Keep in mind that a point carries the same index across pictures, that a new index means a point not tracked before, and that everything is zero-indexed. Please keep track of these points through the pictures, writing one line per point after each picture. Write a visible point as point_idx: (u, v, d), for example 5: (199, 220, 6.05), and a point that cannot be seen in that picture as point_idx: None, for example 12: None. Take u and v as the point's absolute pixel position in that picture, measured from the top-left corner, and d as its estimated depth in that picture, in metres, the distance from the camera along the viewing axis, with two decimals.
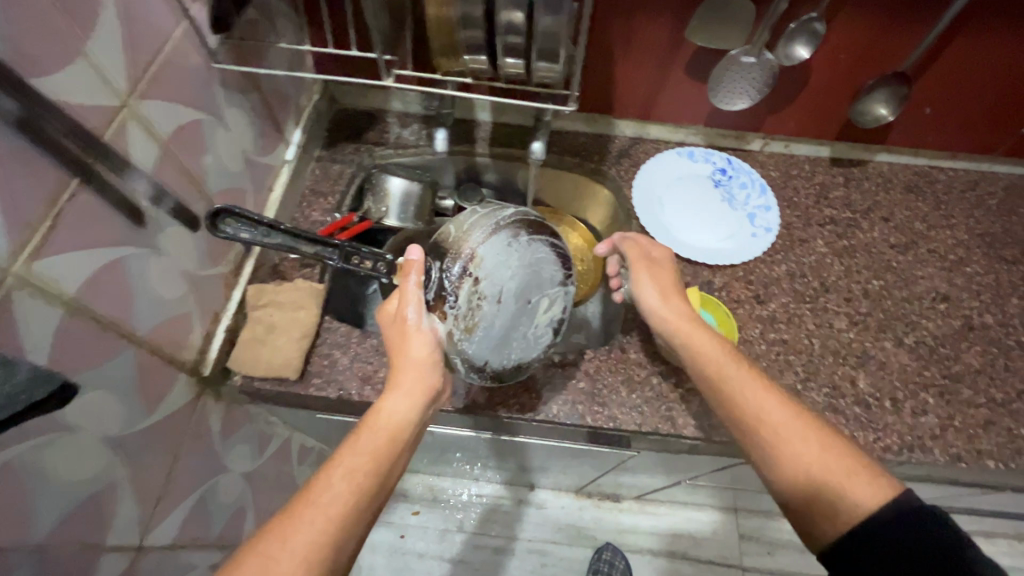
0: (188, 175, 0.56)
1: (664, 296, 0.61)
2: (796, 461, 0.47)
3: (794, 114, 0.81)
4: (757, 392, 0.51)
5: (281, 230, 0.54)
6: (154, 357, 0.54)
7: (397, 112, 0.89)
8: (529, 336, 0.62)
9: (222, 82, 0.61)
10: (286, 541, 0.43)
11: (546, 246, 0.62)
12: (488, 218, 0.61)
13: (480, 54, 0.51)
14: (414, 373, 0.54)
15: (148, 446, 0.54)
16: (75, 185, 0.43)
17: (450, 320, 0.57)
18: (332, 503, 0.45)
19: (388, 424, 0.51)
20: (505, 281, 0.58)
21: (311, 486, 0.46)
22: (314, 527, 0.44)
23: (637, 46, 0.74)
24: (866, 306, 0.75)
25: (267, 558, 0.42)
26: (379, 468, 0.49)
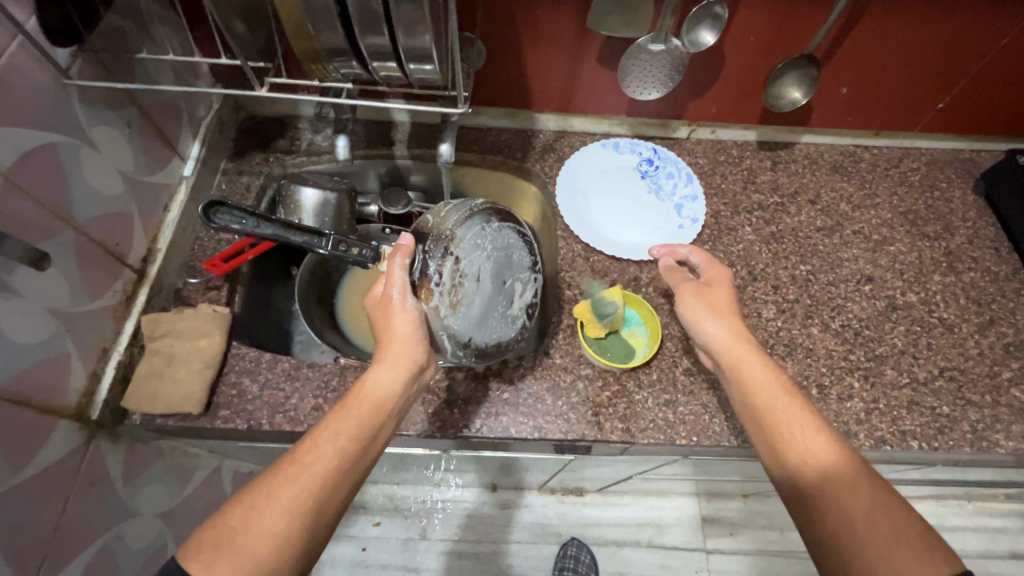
0: (40, 205, 0.51)
1: (718, 317, 0.58)
2: (802, 453, 0.48)
3: (715, 99, 0.79)
4: (791, 400, 0.51)
5: (270, 219, 0.55)
6: (15, 409, 0.49)
7: (309, 117, 0.84)
8: (506, 316, 0.63)
9: (82, 99, 0.56)
10: (268, 498, 0.42)
11: (515, 233, 0.65)
12: (465, 204, 0.63)
13: (347, 58, 0.47)
14: (400, 345, 0.52)
15: (19, 504, 0.50)
16: None
17: (436, 297, 0.57)
18: (317, 463, 0.44)
19: (375, 394, 0.50)
20: (483, 260, 0.61)
21: (297, 449, 0.45)
22: (298, 483, 0.43)
23: (545, 38, 0.71)
24: (793, 292, 0.74)
25: (250, 512, 0.41)
26: (365, 434, 0.47)
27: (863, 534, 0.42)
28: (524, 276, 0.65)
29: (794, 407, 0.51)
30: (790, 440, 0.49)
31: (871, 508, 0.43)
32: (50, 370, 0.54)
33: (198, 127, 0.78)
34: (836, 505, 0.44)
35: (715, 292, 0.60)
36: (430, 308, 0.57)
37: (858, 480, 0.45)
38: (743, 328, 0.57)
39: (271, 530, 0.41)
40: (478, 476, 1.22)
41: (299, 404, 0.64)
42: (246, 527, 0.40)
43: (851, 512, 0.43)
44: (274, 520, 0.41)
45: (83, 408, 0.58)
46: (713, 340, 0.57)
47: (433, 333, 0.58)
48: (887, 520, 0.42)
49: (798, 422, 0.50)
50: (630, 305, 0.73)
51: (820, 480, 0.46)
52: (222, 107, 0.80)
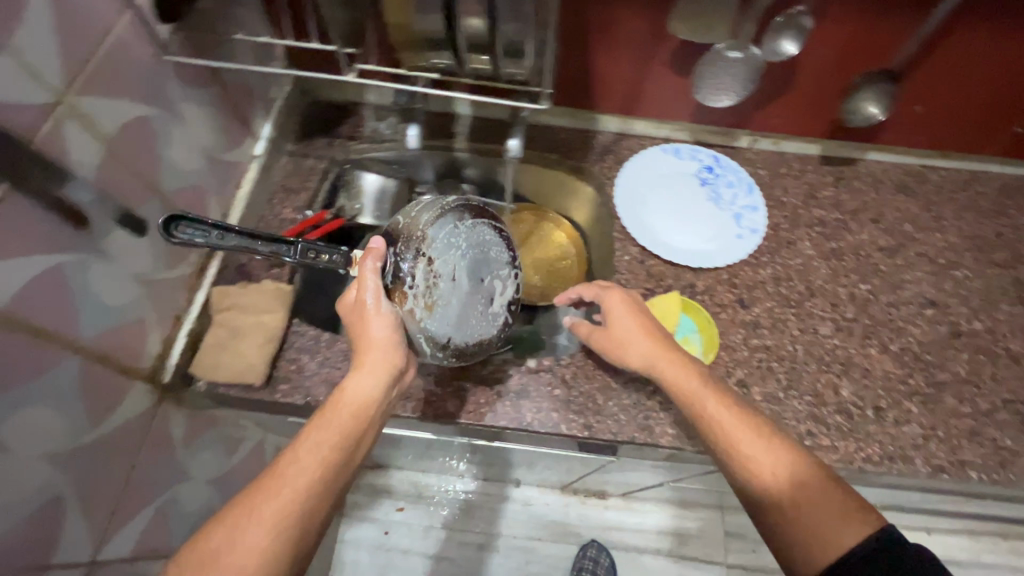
0: (136, 174, 0.54)
1: (629, 342, 0.59)
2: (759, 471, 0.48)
3: (783, 111, 0.78)
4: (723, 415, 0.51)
5: (235, 229, 0.48)
6: (101, 367, 0.52)
7: (372, 105, 0.85)
8: (486, 315, 0.60)
9: (176, 75, 0.58)
10: (250, 514, 0.42)
11: (491, 229, 0.61)
12: (436, 201, 0.59)
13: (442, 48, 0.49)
14: (380, 348, 0.51)
15: (98, 457, 0.52)
16: (5, 190, 0.40)
17: (410, 300, 0.55)
18: (299, 477, 0.44)
19: (353, 402, 0.49)
20: (458, 259, 0.57)
21: (278, 462, 0.45)
22: (281, 497, 0.43)
23: (619, 40, 0.70)
24: (852, 311, 0.73)
25: (232, 529, 0.42)
26: (345, 442, 0.48)
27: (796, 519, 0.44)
28: (504, 273, 0.61)
29: (721, 407, 0.52)
30: (727, 441, 0.50)
31: (798, 491, 0.46)
32: (132, 332, 0.56)
33: (270, 109, 0.80)
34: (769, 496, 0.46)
35: (618, 321, 0.60)
36: (406, 312, 0.54)
37: (783, 464, 0.47)
38: (656, 340, 0.58)
39: (256, 546, 0.41)
40: (505, 471, 1.23)
41: None
42: (230, 546, 0.41)
43: (784, 499, 0.46)
44: (259, 534, 0.42)
45: (156, 371, 0.61)
46: (635, 362, 0.59)
47: (410, 335, 0.57)
48: (818, 495, 0.45)
49: (728, 421, 0.51)
50: (687, 312, 0.72)
51: (751, 475, 0.48)
52: (292, 91, 0.83)
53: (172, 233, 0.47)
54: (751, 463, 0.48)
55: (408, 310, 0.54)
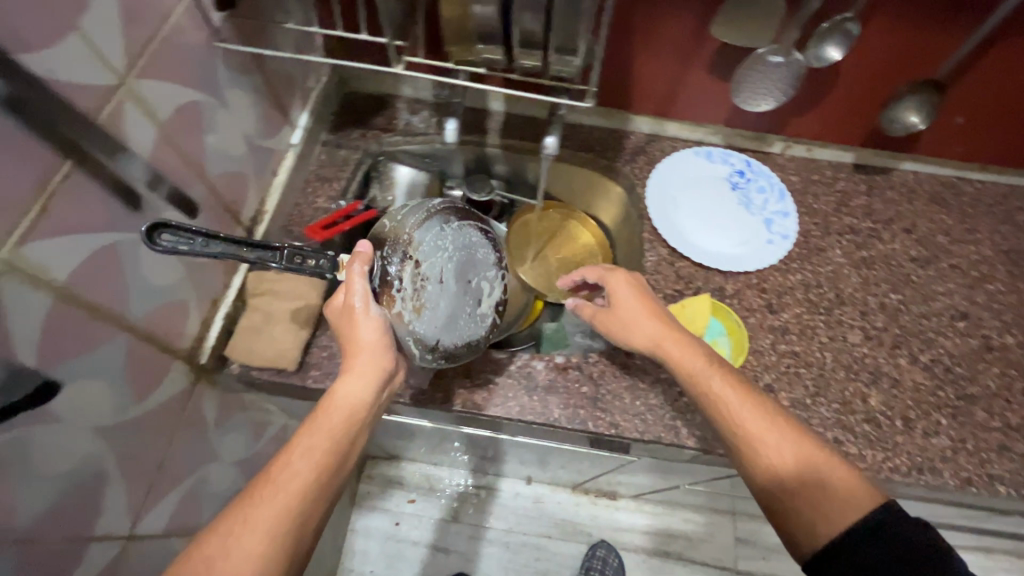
0: (185, 158, 0.55)
1: (635, 322, 0.61)
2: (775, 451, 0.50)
3: (820, 117, 0.78)
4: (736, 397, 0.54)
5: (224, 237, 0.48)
6: (146, 345, 0.53)
7: (406, 98, 0.86)
8: (473, 316, 0.62)
9: (225, 61, 0.59)
10: (245, 521, 0.42)
11: (476, 232, 0.63)
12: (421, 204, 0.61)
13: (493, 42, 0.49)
14: (370, 349, 0.52)
15: (137, 433, 0.53)
16: (67, 167, 0.41)
17: (399, 303, 0.55)
18: (292, 481, 0.45)
19: (343, 406, 0.50)
20: (444, 261, 0.59)
21: (270, 468, 0.46)
22: (275, 503, 0.44)
23: (659, 41, 0.71)
24: (882, 320, 0.72)
25: (227, 538, 0.42)
26: (338, 447, 0.48)
27: (801, 493, 0.48)
28: (491, 275, 0.64)
29: (726, 388, 0.54)
30: (734, 421, 0.53)
31: (803, 468, 0.49)
32: (175, 313, 0.57)
33: (308, 98, 0.81)
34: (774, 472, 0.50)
35: (629, 304, 0.62)
36: (394, 314, 0.55)
37: (791, 444, 0.50)
38: (660, 320, 0.60)
39: (252, 552, 0.41)
40: (518, 467, 1.24)
41: None
42: (225, 554, 0.41)
43: (788, 475, 0.49)
44: (256, 541, 0.42)
45: (194, 352, 0.62)
46: (641, 342, 0.60)
47: (399, 338, 0.57)
48: (822, 474, 0.48)
49: (735, 401, 0.53)
50: (717, 316, 0.72)
51: (756, 451, 0.51)
52: (329, 81, 0.84)
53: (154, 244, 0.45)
54: (759, 442, 0.51)
55: (396, 312, 0.55)
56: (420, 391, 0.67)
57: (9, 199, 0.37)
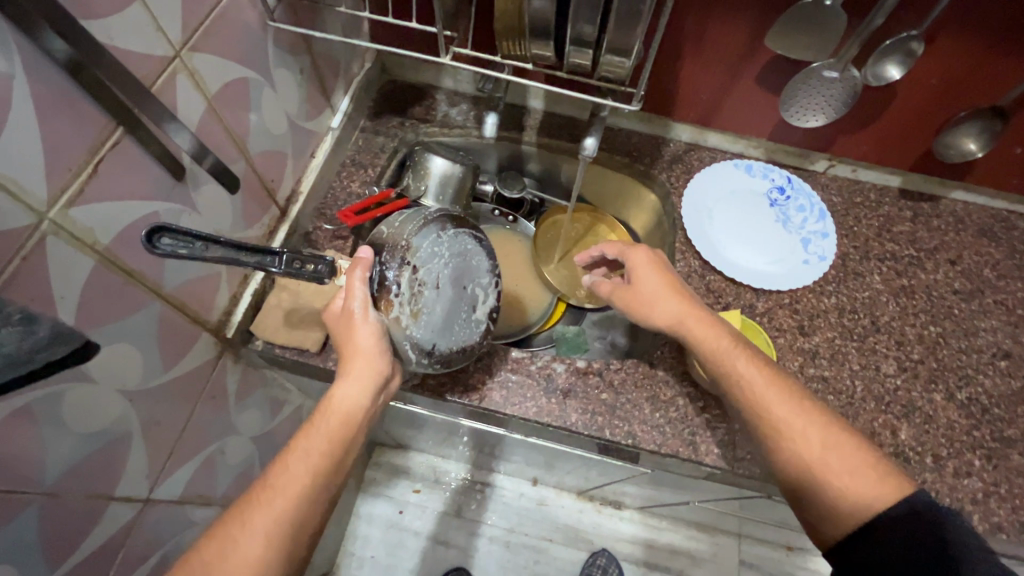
0: (230, 133, 0.55)
1: (657, 302, 0.61)
2: (803, 440, 0.52)
3: (868, 138, 0.76)
4: (764, 383, 0.55)
5: (223, 241, 0.48)
6: (177, 315, 0.54)
7: (446, 90, 0.86)
8: (470, 322, 0.61)
9: (275, 41, 0.60)
10: (244, 527, 0.45)
11: (474, 239, 0.62)
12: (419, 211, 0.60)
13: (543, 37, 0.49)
14: (369, 353, 0.53)
15: (163, 401, 0.54)
16: (119, 133, 0.42)
17: (395, 308, 0.54)
18: (290, 486, 0.47)
19: (342, 411, 0.51)
20: (440, 268, 0.58)
21: (269, 474, 0.48)
22: (273, 507, 0.46)
23: (709, 48, 0.69)
24: (918, 353, 0.70)
25: (226, 543, 0.44)
26: (337, 450, 0.50)
27: (824, 476, 0.50)
28: (487, 282, 0.62)
29: (754, 371, 0.56)
30: (760, 403, 0.54)
31: (826, 454, 0.51)
32: (208, 286, 0.58)
33: (350, 83, 0.81)
34: (798, 454, 0.52)
35: (651, 302, 0.62)
36: (390, 320, 0.55)
37: (815, 429, 0.52)
38: (683, 301, 0.61)
39: (252, 554, 0.44)
40: (526, 467, 1.23)
41: None
42: (224, 558, 0.43)
43: (811, 457, 0.51)
44: (255, 543, 0.44)
45: (221, 326, 0.62)
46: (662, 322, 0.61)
47: (396, 343, 0.56)
48: (846, 459, 0.50)
49: (760, 386, 0.55)
50: (746, 333, 0.70)
51: (781, 433, 0.53)
52: (371, 67, 0.84)
53: (155, 245, 0.44)
54: (784, 425, 0.53)
55: (392, 318, 0.55)
56: (438, 383, 0.67)
57: (62, 160, 0.38)
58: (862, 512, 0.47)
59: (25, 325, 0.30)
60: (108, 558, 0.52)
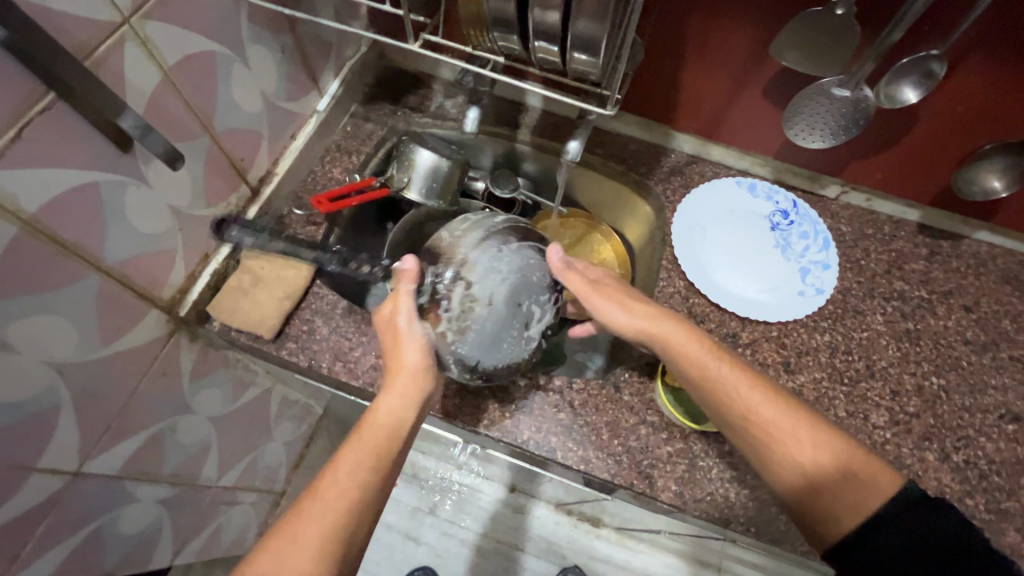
0: (190, 108, 0.54)
1: (626, 307, 0.57)
2: (795, 443, 0.49)
3: (884, 165, 0.70)
4: (746, 388, 0.51)
5: None
6: (121, 289, 0.52)
7: (443, 81, 0.83)
8: (519, 341, 0.57)
9: (250, 16, 0.58)
10: (295, 538, 0.43)
11: (535, 252, 0.59)
12: (484, 220, 0.61)
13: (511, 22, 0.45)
14: (416, 364, 0.53)
15: (102, 375, 0.53)
16: (50, 98, 0.40)
17: (443, 323, 0.54)
18: (340, 496, 0.45)
19: (387, 424, 0.50)
20: (496, 284, 0.55)
21: (317, 485, 0.46)
22: (324, 518, 0.44)
23: (713, 56, 0.64)
24: (914, 405, 0.64)
25: (278, 554, 0.42)
26: (382, 466, 0.48)
27: (824, 484, 0.47)
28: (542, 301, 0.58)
29: (733, 377, 0.52)
30: (744, 407, 0.51)
31: (819, 453, 0.48)
32: (160, 261, 0.57)
33: (342, 67, 0.79)
34: (792, 461, 0.48)
35: (610, 315, 0.58)
36: (437, 334, 0.54)
37: (808, 434, 0.48)
38: (651, 309, 0.57)
39: (300, 565, 0.42)
40: (502, 474, 1.20)
41: (360, 358, 0.66)
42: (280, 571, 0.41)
43: (805, 461, 0.48)
44: (306, 555, 0.42)
45: (175, 304, 0.61)
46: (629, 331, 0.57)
47: (440, 356, 0.56)
48: (844, 459, 0.47)
49: (742, 388, 0.51)
50: None
51: (770, 435, 0.49)
52: (367, 52, 0.82)
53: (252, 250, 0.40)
54: (772, 431, 0.49)
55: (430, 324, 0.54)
56: None
57: None
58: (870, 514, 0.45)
59: None
60: (32, 529, 0.51)
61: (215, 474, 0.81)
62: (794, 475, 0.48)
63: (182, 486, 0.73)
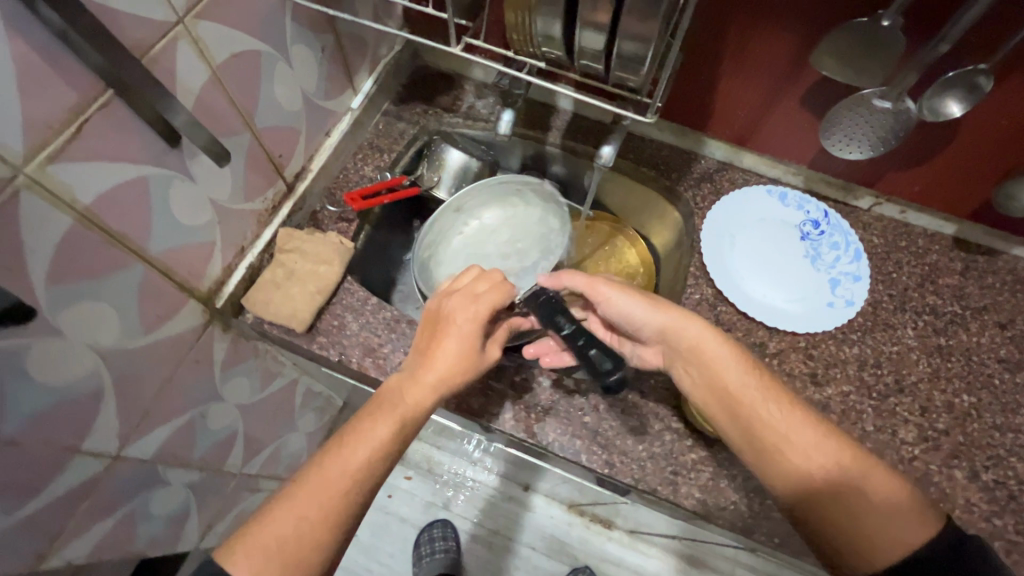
0: (234, 104, 0.55)
1: (654, 306, 0.57)
2: (832, 466, 0.48)
3: (921, 177, 0.69)
4: (783, 408, 0.51)
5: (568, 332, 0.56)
6: (163, 280, 0.54)
7: (475, 81, 0.83)
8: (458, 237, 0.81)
9: (294, 16, 0.59)
10: (307, 495, 0.46)
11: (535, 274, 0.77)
12: (550, 198, 0.78)
13: (558, 27, 0.45)
14: (468, 378, 0.54)
15: (142, 363, 0.55)
16: (108, 95, 0.42)
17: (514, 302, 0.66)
18: (353, 467, 0.47)
19: (410, 407, 0.51)
20: (535, 251, 0.80)
21: (336, 453, 0.48)
22: (336, 483, 0.47)
23: (751, 63, 0.64)
24: (944, 422, 0.63)
25: (300, 519, 0.45)
26: (393, 446, 0.50)
27: (860, 507, 0.46)
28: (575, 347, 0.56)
29: (751, 390, 0.53)
30: (782, 427, 0.50)
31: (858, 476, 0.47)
32: (199, 253, 0.58)
33: (378, 65, 0.80)
34: (827, 482, 0.48)
35: (626, 312, 0.58)
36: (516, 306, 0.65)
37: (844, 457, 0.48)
38: (680, 312, 0.56)
39: (304, 519, 0.45)
40: (516, 473, 1.20)
41: (389, 354, 0.67)
42: (294, 531, 0.45)
43: (841, 481, 0.48)
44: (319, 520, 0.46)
45: (212, 295, 0.62)
46: (649, 331, 0.58)
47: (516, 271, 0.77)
48: (881, 486, 0.47)
49: (780, 409, 0.51)
50: None
51: (806, 457, 0.49)
52: (401, 50, 0.82)
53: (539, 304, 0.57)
54: (807, 451, 0.49)
55: (468, 234, 0.82)
56: None
57: (41, 116, 0.38)
58: (905, 545, 0.44)
59: None
60: (72, 508, 0.53)
61: (241, 462, 0.83)
62: (828, 495, 0.48)
63: (210, 471, 0.75)
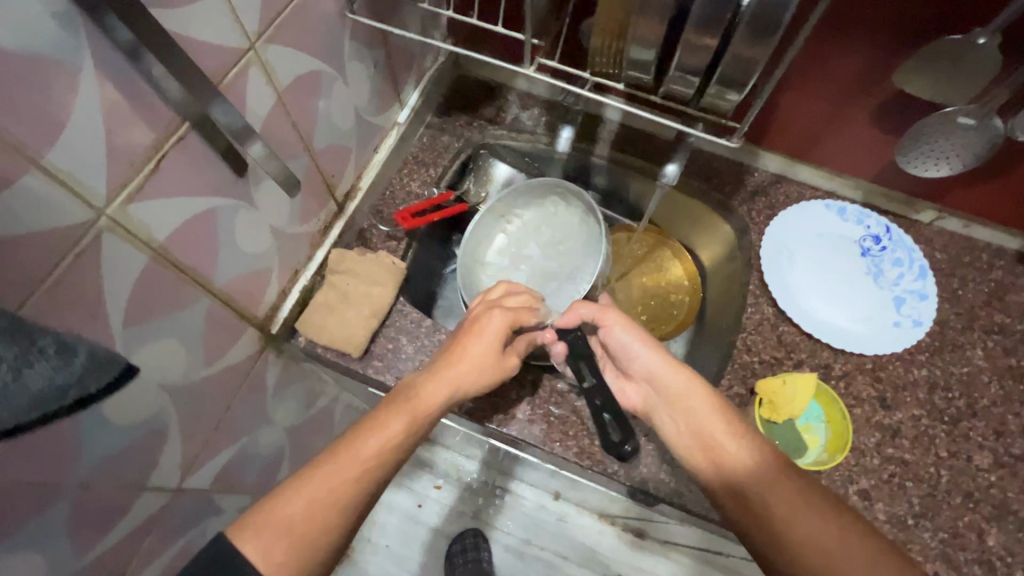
0: (295, 128, 0.53)
1: (653, 346, 0.56)
2: (809, 525, 0.45)
3: (989, 193, 0.67)
4: (763, 458, 0.50)
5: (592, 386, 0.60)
6: (225, 310, 0.52)
7: (519, 91, 0.80)
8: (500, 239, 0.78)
9: (352, 33, 0.57)
10: (312, 481, 0.44)
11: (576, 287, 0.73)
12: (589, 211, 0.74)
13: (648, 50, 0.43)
14: (486, 381, 0.54)
15: (205, 394, 0.53)
16: (185, 129, 0.40)
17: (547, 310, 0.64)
18: (362, 458, 0.46)
19: (427, 402, 0.50)
20: (578, 256, 0.76)
21: (344, 443, 0.47)
22: (345, 472, 0.45)
23: (820, 76, 0.61)
24: (1020, 448, 0.61)
25: (311, 502, 0.43)
26: (403, 441, 0.48)
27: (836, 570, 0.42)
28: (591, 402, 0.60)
29: (732, 440, 0.51)
30: (758, 481, 0.48)
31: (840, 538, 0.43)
32: (258, 281, 0.57)
33: (422, 77, 0.78)
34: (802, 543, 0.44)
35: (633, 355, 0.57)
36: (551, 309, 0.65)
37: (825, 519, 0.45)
38: (667, 358, 0.56)
39: (311, 500, 0.43)
40: (550, 484, 1.19)
41: None
42: (302, 515, 0.42)
43: (819, 541, 0.44)
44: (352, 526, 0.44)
45: (267, 321, 0.61)
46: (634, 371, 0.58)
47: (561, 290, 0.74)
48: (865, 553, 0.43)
49: (757, 461, 0.49)
50: (818, 400, 0.65)
51: (781, 514, 0.46)
52: (444, 61, 0.80)
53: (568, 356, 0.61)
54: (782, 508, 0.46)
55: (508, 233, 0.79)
56: (478, 408, 0.65)
57: (122, 155, 0.36)
58: None
59: (62, 354, 0.26)
60: (137, 544, 0.52)
61: None
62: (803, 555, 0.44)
63: (259, 495, 0.74)
